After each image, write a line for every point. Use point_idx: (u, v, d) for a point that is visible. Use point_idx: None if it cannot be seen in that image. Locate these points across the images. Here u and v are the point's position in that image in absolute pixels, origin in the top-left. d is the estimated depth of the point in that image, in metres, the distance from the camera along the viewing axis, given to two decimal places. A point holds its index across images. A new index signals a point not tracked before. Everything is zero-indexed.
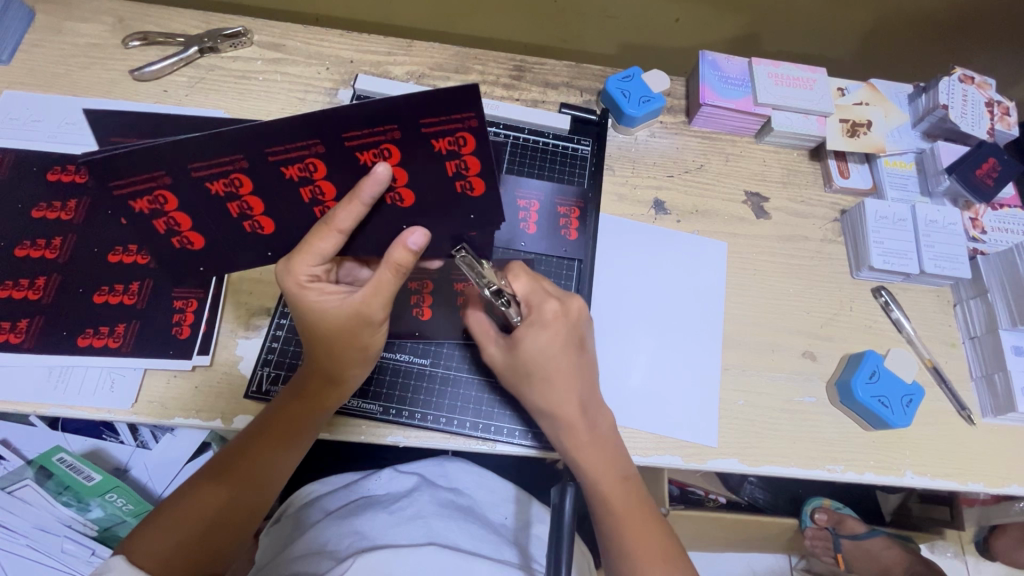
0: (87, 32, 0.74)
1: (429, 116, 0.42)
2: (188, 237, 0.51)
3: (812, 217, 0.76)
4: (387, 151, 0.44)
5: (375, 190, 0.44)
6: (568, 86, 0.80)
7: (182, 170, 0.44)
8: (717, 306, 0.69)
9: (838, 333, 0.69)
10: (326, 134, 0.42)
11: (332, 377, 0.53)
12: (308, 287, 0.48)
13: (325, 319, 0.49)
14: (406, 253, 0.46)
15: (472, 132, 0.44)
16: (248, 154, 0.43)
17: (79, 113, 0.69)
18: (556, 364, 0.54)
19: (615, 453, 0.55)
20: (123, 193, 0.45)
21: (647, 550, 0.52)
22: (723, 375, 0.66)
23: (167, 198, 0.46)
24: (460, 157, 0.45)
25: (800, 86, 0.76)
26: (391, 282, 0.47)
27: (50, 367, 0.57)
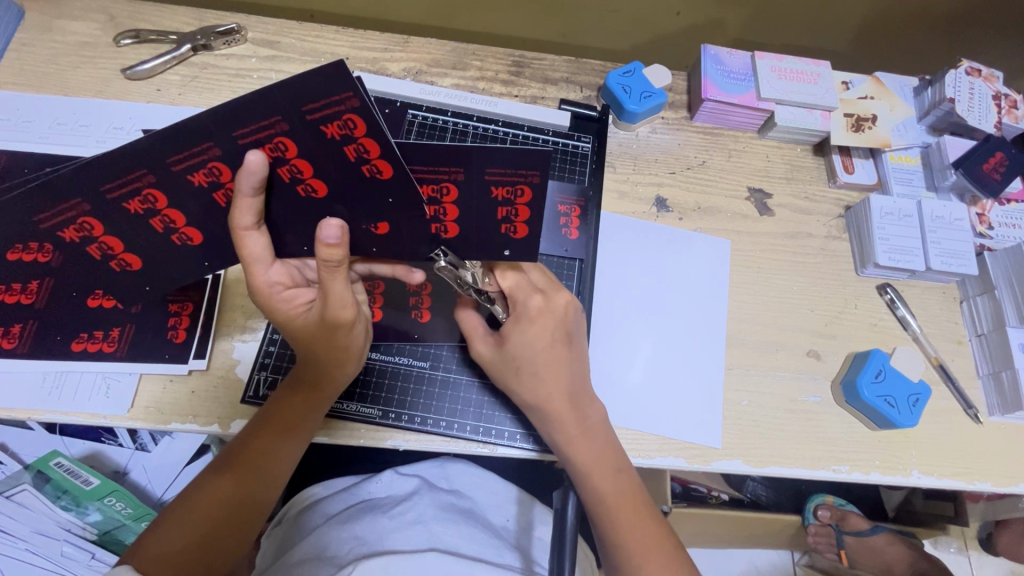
0: (78, 30, 0.73)
1: (307, 101, 0.39)
2: (122, 257, 0.49)
3: (816, 213, 0.75)
4: (282, 146, 0.41)
5: (254, 181, 0.42)
6: (568, 81, 0.79)
7: (96, 194, 0.42)
8: (722, 306, 0.68)
9: (843, 331, 0.68)
10: (217, 136, 0.40)
11: (321, 373, 0.52)
12: (276, 294, 0.49)
13: (297, 325, 0.50)
14: (329, 250, 0.43)
15: (356, 113, 0.39)
16: (149, 168, 0.41)
17: (71, 113, 0.68)
18: (543, 359, 0.54)
19: (606, 445, 0.55)
20: (49, 225, 0.45)
21: (645, 545, 0.52)
22: (727, 375, 0.65)
23: (92, 224, 0.45)
24: (355, 141, 0.41)
25: (804, 81, 0.75)
26: (332, 280, 0.46)
27: (46, 373, 0.57)
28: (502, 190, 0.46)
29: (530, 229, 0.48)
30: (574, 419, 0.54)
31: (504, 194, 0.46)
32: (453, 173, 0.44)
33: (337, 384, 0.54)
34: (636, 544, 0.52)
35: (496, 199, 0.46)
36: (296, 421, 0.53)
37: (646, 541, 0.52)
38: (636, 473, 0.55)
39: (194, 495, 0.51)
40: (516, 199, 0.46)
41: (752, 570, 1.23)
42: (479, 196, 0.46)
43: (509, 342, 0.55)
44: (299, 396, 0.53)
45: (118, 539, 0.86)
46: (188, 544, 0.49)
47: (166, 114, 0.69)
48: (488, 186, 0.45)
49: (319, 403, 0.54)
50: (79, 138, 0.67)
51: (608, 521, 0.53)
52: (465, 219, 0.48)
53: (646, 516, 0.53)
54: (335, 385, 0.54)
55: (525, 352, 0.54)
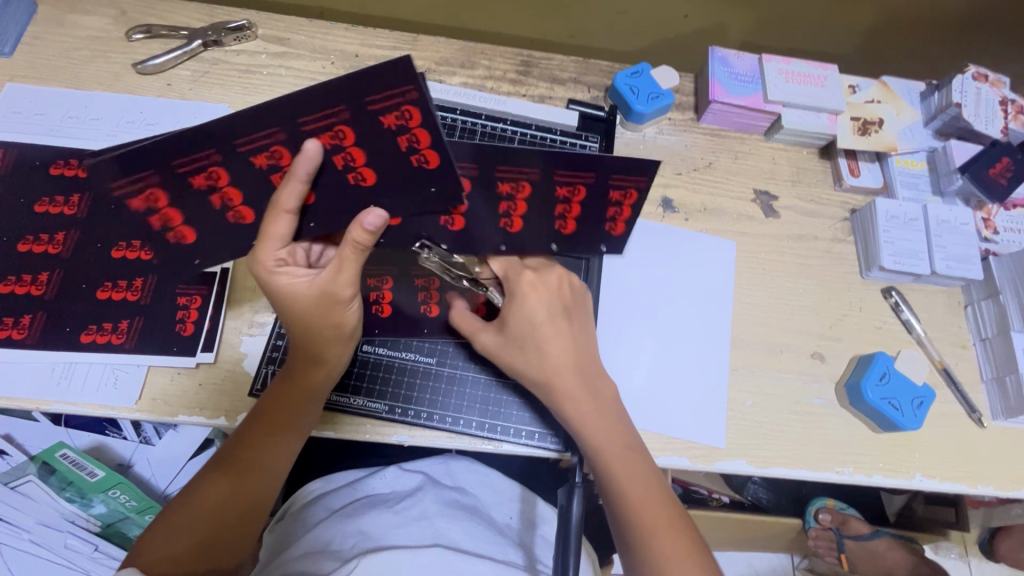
0: (89, 24, 0.73)
1: (370, 94, 0.43)
2: (178, 231, 0.50)
3: (821, 216, 0.75)
4: (342, 134, 0.45)
5: (310, 167, 0.44)
6: (576, 82, 0.79)
7: (165, 168, 0.44)
8: (727, 307, 0.68)
9: (847, 333, 0.69)
10: (282, 120, 0.43)
11: (314, 354, 0.52)
12: (278, 271, 0.48)
13: (298, 302, 0.49)
14: (364, 233, 0.45)
15: (413, 105, 0.43)
16: (218, 146, 0.44)
17: (82, 107, 0.68)
18: (545, 332, 0.55)
19: (617, 419, 0.55)
20: (119, 195, 0.45)
21: (660, 533, 0.51)
22: (731, 375, 0.65)
23: (159, 197, 0.47)
24: (409, 131, 0.46)
25: (812, 83, 0.75)
26: (353, 259, 0.47)
27: (54, 364, 0.57)
28: (563, 189, 0.53)
29: (626, 226, 0.58)
30: (587, 401, 0.55)
31: (617, 196, 0.54)
32: (529, 173, 0.51)
33: (331, 366, 0.53)
34: (652, 528, 0.51)
35: (558, 196, 0.54)
36: (287, 411, 0.53)
37: (663, 525, 0.51)
38: (644, 450, 0.55)
39: (194, 491, 0.52)
40: (573, 198, 0.54)
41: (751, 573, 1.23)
42: (546, 193, 0.53)
43: (510, 323, 0.56)
44: (289, 384, 0.52)
45: (122, 531, 0.87)
46: (190, 532, 0.50)
47: (176, 108, 0.70)
48: (608, 189, 0.53)
49: (308, 392, 0.53)
50: (89, 132, 0.67)
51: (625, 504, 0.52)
52: (529, 215, 0.55)
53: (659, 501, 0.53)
54: (331, 366, 0.53)
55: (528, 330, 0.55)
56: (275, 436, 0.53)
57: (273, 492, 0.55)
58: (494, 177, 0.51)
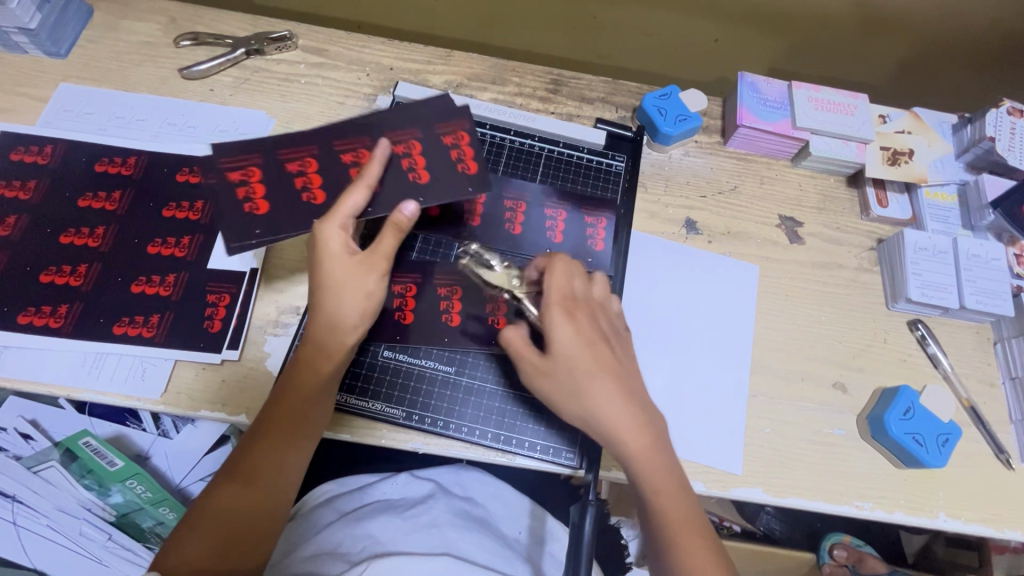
0: (141, 30, 0.77)
1: (442, 124, 0.62)
2: (257, 202, 0.57)
3: (847, 244, 0.75)
4: (410, 145, 0.60)
5: (384, 151, 0.56)
6: (604, 101, 0.80)
7: (272, 153, 0.59)
8: (748, 331, 0.68)
9: (870, 365, 0.67)
10: (374, 131, 0.61)
11: (339, 326, 0.53)
12: (330, 236, 0.52)
13: (335, 267, 0.52)
14: (403, 219, 0.52)
15: (466, 131, 0.62)
16: (319, 142, 0.60)
17: (128, 108, 0.71)
18: (591, 356, 0.52)
19: (664, 453, 0.52)
20: (227, 165, 0.58)
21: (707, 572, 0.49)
22: (750, 401, 0.64)
23: (254, 173, 0.58)
24: (460, 147, 0.61)
25: (841, 112, 0.76)
26: (394, 236, 0.52)
27: (86, 354, 0.59)
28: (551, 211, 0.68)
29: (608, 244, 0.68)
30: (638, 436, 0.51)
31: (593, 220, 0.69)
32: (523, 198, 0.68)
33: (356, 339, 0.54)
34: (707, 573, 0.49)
35: (548, 215, 0.68)
36: (312, 401, 0.54)
37: (703, 565, 0.49)
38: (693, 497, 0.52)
39: (214, 495, 0.52)
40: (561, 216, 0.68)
41: None
42: (539, 213, 0.68)
43: (556, 343, 0.52)
44: (314, 372, 0.54)
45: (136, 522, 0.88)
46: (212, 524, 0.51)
47: (216, 113, 0.72)
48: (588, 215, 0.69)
49: (330, 379, 0.54)
50: (134, 131, 0.70)
51: (666, 541, 0.50)
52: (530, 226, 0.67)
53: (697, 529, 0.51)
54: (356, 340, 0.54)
55: (576, 355, 0.52)
56: (293, 433, 0.54)
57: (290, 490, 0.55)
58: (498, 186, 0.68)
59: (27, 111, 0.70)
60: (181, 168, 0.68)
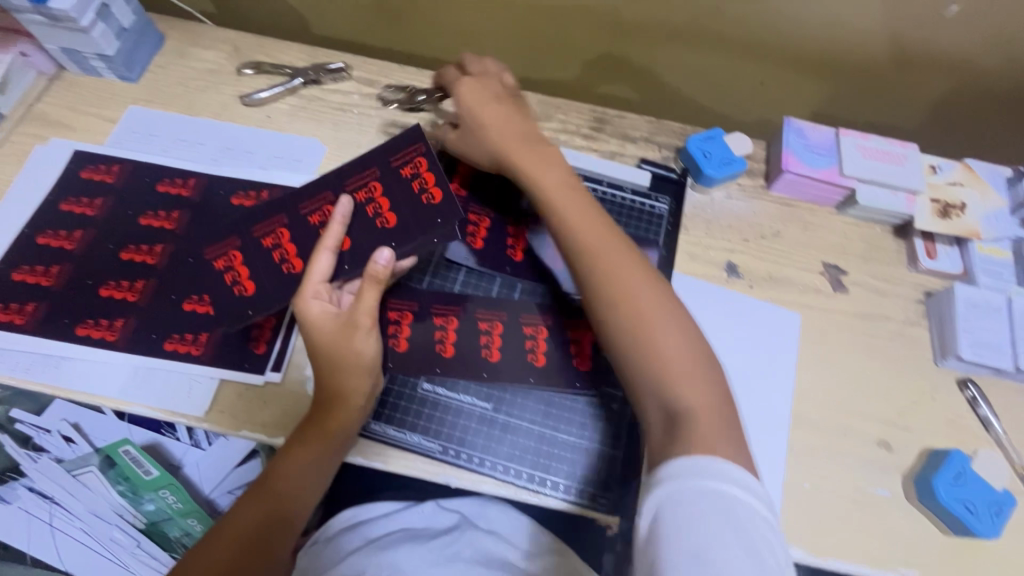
0: (207, 58, 0.81)
1: (393, 156, 0.62)
2: (291, 261, 0.60)
3: (894, 296, 0.73)
4: (371, 189, 0.60)
5: (346, 209, 0.59)
6: (647, 140, 0.81)
7: (293, 208, 0.61)
8: (789, 381, 0.66)
9: (917, 423, 0.65)
10: (378, 163, 0.61)
11: (335, 393, 0.55)
12: (312, 300, 0.56)
13: (319, 332, 0.56)
14: (378, 268, 0.56)
15: (423, 155, 0.61)
16: (332, 188, 0.61)
17: (191, 131, 0.75)
18: (574, 198, 0.61)
19: (694, 339, 0.54)
20: (256, 232, 0.60)
21: (731, 448, 0.47)
22: (790, 454, 0.63)
23: (236, 256, 0.60)
24: (420, 176, 0.60)
25: (890, 161, 0.74)
26: (371, 294, 0.56)
27: (137, 367, 0.61)
28: None
29: None
30: (653, 306, 0.55)
31: None
32: None
33: (353, 403, 0.56)
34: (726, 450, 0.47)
35: None
36: (322, 446, 0.55)
37: (729, 446, 0.47)
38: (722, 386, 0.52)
39: (241, 507, 0.56)
40: None
41: None
42: None
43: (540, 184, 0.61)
44: (325, 425, 0.55)
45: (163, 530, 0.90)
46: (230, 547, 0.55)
47: (272, 138, 0.75)
48: None
49: (343, 427, 0.56)
50: (195, 154, 0.73)
51: (686, 427, 0.48)
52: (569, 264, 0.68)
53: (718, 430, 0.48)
54: (353, 402, 0.56)
55: (579, 231, 0.58)
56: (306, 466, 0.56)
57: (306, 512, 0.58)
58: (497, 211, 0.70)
59: (99, 130, 0.74)
60: (237, 191, 0.71)
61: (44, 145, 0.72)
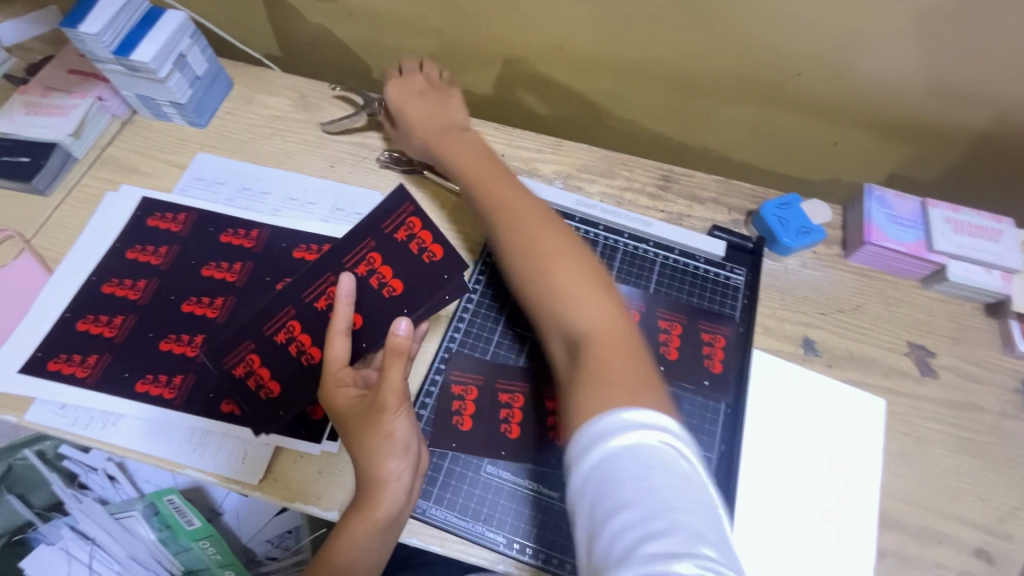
0: (273, 104, 0.81)
1: (383, 220, 0.58)
2: (309, 351, 0.57)
3: (988, 383, 0.67)
4: (370, 258, 0.57)
5: (348, 288, 0.55)
6: (716, 202, 0.77)
7: (299, 298, 0.57)
8: (875, 475, 0.61)
9: (1021, 532, 0.59)
10: (375, 232, 0.58)
11: (372, 478, 0.51)
12: (337, 391, 0.53)
13: (348, 421, 0.52)
14: (397, 341, 0.50)
15: (415, 214, 0.58)
16: (332, 267, 0.57)
17: (255, 179, 0.75)
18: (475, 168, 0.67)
19: (586, 268, 0.56)
20: (269, 331, 0.56)
21: (623, 376, 0.48)
22: (879, 562, 0.57)
23: (255, 358, 0.56)
24: (416, 236, 0.58)
25: (983, 237, 0.70)
26: (397, 369, 0.50)
27: (194, 429, 0.59)
28: (664, 323, 0.66)
29: (725, 366, 0.64)
30: (559, 256, 0.57)
31: (707, 338, 0.66)
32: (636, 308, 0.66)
33: (395, 489, 0.50)
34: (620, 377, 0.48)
35: (660, 328, 0.65)
36: (369, 537, 0.51)
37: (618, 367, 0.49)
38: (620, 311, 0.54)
39: None
40: (672, 329, 0.65)
41: None
42: (652, 327, 0.65)
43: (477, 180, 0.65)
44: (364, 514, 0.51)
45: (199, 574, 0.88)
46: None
47: (334, 190, 0.74)
48: (699, 330, 0.66)
49: (386, 518, 0.51)
50: (259, 203, 0.73)
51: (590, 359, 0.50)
52: (640, 338, 0.65)
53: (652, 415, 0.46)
54: (395, 489, 0.51)
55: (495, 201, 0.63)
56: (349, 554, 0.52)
57: None
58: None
59: (166, 177, 0.74)
60: (298, 244, 0.69)
61: (113, 191, 0.73)
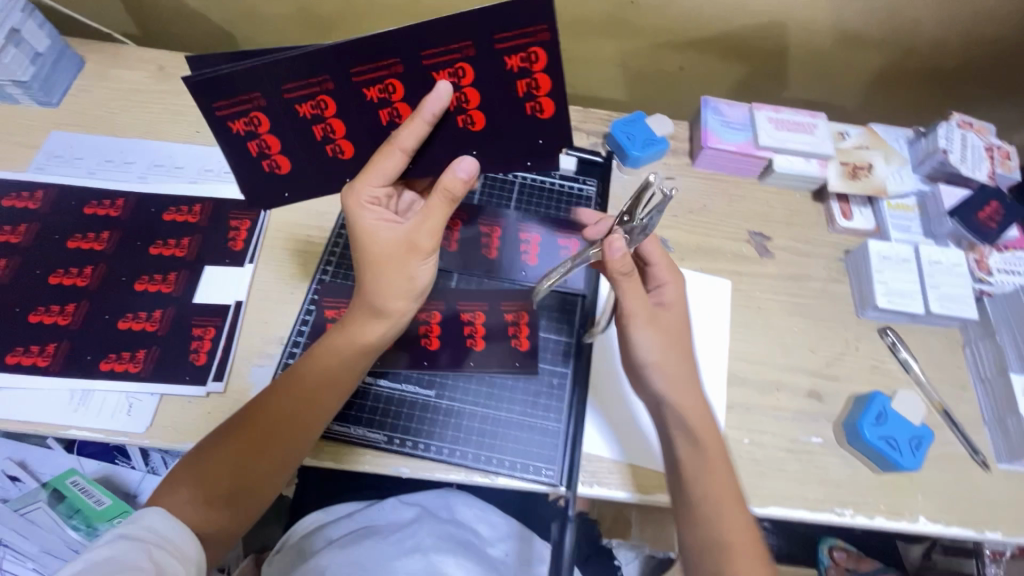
0: (130, 78, 0.80)
1: (356, 64, 0.49)
2: (275, 159, 0.55)
3: (816, 256, 0.77)
4: (323, 103, 0.51)
5: (436, 106, 0.49)
6: (576, 129, 0.83)
7: (276, 92, 0.50)
8: (723, 344, 0.70)
9: (844, 372, 0.69)
10: (407, 53, 0.48)
11: (379, 311, 0.54)
12: (367, 208, 0.51)
13: (380, 247, 0.52)
14: (458, 181, 0.48)
15: (469, 62, 0.49)
16: (332, 74, 0.49)
17: (117, 151, 0.74)
18: (666, 322, 0.60)
19: (692, 394, 0.57)
20: (222, 114, 0.51)
21: (717, 491, 0.53)
22: (727, 413, 0.66)
23: (260, 119, 0.52)
24: (460, 89, 0.50)
25: (800, 131, 0.79)
26: (439, 211, 0.49)
27: (74, 391, 0.60)
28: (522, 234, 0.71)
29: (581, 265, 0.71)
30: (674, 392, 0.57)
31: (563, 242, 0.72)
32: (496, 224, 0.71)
33: (392, 322, 0.55)
34: (720, 491, 0.52)
35: (520, 239, 0.71)
36: (329, 377, 0.54)
37: (723, 485, 0.53)
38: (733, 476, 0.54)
39: (211, 451, 0.52)
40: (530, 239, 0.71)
41: None
42: (512, 238, 0.71)
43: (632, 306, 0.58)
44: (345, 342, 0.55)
45: None
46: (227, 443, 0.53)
47: (201, 153, 0.75)
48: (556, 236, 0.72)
49: (371, 346, 0.55)
50: (123, 173, 0.72)
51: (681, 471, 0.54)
52: (503, 249, 0.70)
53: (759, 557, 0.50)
54: (392, 323, 0.55)
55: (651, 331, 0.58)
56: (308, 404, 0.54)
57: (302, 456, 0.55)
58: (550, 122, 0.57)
59: (20, 158, 0.73)
60: (168, 207, 0.70)
61: None
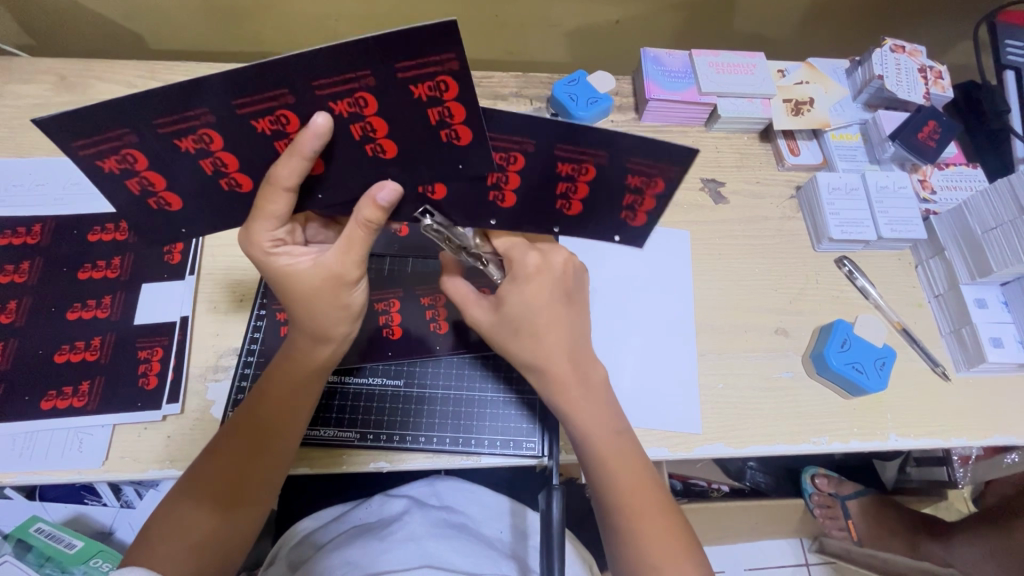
0: (29, 93, 0.74)
1: (238, 96, 0.38)
2: (166, 196, 0.46)
3: (769, 196, 0.78)
4: (206, 137, 0.41)
5: (316, 143, 0.40)
6: (518, 95, 0.81)
7: (146, 126, 0.40)
8: (688, 293, 0.70)
9: (807, 306, 0.70)
10: (292, 81, 0.38)
11: (318, 333, 0.50)
12: (275, 252, 0.46)
13: (300, 284, 0.46)
14: (376, 209, 0.43)
15: (369, 91, 0.38)
16: (211, 106, 0.39)
17: (24, 174, 0.68)
18: (544, 317, 0.53)
19: (608, 405, 0.54)
20: (89, 153, 0.41)
21: (628, 479, 0.51)
22: (699, 360, 0.66)
23: (137, 156, 0.42)
24: (364, 120, 0.40)
25: (740, 72, 0.77)
26: (364, 239, 0.45)
27: (15, 435, 0.56)
28: None
29: None
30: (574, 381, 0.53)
31: None
32: None
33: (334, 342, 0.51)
34: (626, 482, 0.51)
35: None
36: (293, 403, 0.51)
37: (632, 474, 0.52)
38: (646, 461, 0.53)
39: (175, 515, 0.47)
40: None
41: (763, 561, 1.21)
42: None
43: (508, 303, 0.53)
44: (296, 366, 0.51)
45: None
46: (202, 502, 0.48)
47: None
48: None
49: (320, 369, 0.52)
50: (33, 196, 0.67)
51: (597, 465, 0.52)
52: None
53: (653, 497, 0.51)
54: (333, 343, 0.52)
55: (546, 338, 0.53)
56: (276, 440, 0.51)
57: (274, 492, 0.52)
58: (625, 169, 0.47)
59: None
60: (91, 227, 0.65)
61: None
